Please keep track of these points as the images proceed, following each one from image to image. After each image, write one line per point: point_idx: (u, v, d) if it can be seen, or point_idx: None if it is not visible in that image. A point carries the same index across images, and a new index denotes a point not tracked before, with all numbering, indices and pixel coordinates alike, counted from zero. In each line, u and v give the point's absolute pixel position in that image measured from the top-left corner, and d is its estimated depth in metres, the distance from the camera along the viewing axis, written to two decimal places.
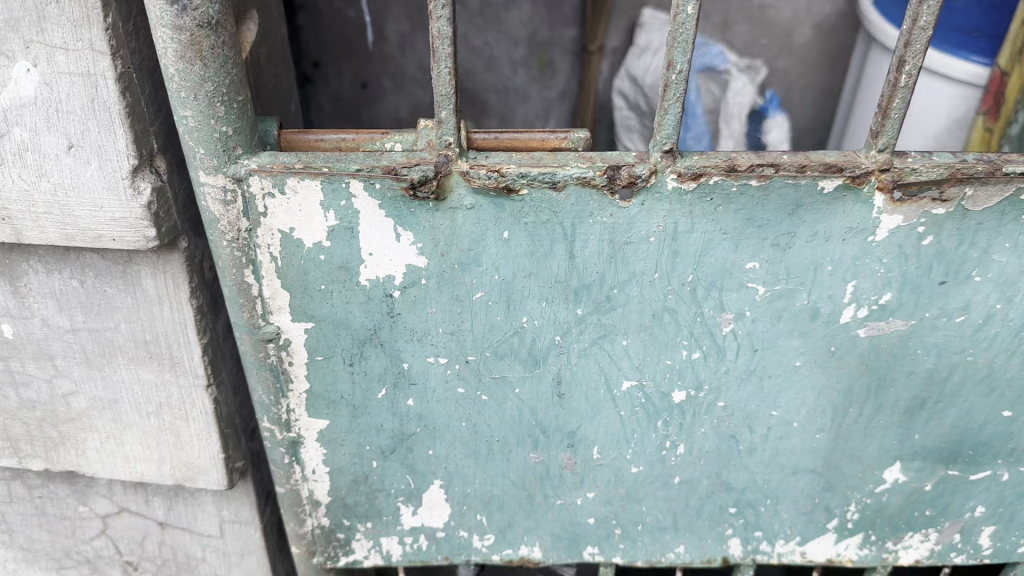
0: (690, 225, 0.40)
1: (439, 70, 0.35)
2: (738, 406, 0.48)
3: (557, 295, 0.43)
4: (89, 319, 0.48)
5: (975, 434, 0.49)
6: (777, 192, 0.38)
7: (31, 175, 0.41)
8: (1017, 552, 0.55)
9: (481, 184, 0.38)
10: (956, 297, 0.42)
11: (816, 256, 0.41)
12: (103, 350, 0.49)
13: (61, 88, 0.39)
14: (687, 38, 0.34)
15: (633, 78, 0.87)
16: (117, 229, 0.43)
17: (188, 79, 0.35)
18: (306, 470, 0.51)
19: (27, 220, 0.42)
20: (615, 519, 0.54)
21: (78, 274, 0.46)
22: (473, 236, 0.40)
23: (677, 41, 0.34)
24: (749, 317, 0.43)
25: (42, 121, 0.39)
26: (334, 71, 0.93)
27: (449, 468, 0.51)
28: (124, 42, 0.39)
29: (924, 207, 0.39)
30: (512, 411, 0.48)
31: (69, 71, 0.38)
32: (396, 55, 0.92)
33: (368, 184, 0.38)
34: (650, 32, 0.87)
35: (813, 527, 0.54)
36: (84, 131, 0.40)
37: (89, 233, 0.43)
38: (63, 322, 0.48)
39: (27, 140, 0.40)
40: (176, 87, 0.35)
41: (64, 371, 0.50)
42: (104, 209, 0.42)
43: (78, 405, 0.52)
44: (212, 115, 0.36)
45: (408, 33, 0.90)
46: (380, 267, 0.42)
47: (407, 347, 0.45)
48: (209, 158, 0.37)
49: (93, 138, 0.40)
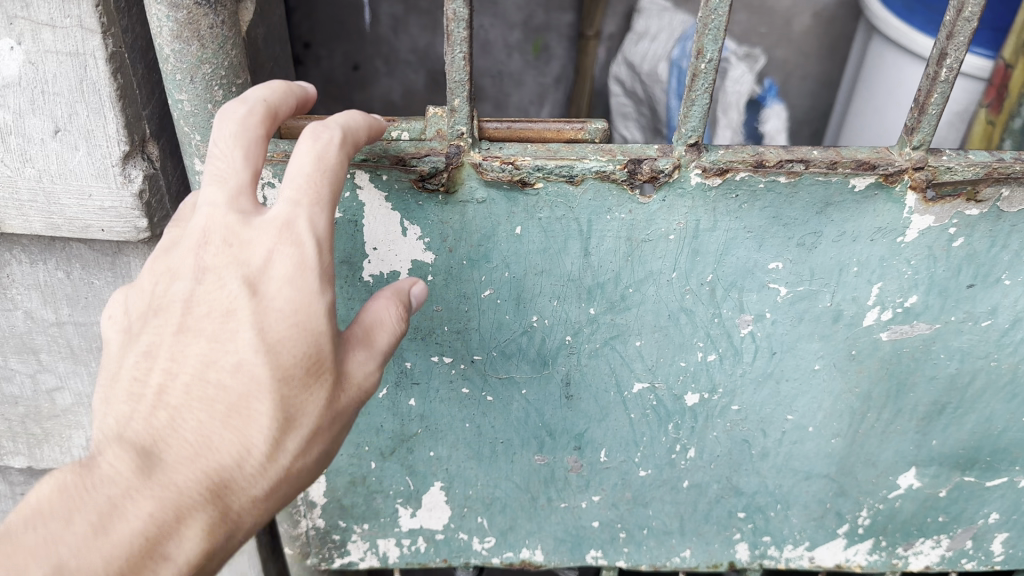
0: (712, 223, 0.38)
1: (452, 54, 0.33)
2: (753, 410, 0.46)
3: (569, 293, 0.41)
4: (75, 312, 0.47)
5: (993, 440, 0.47)
6: (805, 188, 0.36)
7: (13, 160, 0.39)
8: None
9: (494, 177, 0.36)
10: (984, 301, 0.41)
11: (842, 257, 0.39)
12: (90, 344, 0.48)
13: (47, 68, 0.36)
14: (718, 26, 0.32)
15: (630, 64, 0.85)
16: (106, 218, 0.41)
17: (184, 60, 0.32)
18: None
19: (9, 208, 0.40)
20: (620, 522, 0.52)
21: (64, 266, 0.45)
22: (484, 231, 0.38)
23: (707, 28, 0.32)
24: (769, 318, 0.42)
25: (26, 104, 0.37)
26: (326, 53, 0.89)
27: (450, 469, 0.49)
28: (115, 20, 0.36)
29: (956, 208, 0.37)
30: (518, 413, 0.46)
31: (56, 51, 0.36)
32: (390, 38, 0.90)
33: (375, 174, 0.36)
34: (649, 18, 0.84)
35: (823, 533, 0.53)
36: (72, 114, 0.37)
37: (76, 223, 0.41)
38: (48, 315, 0.47)
39: (10, 124, 0.37)
40: (171, 69, 0.33)
41: (50, 366, 0.49)
42: (93, 197, 0.40)
43: (63, 400, 0.51)
44: (210, 99, 0.34)
45: (401, 16, 0.89)
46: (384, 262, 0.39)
47: (411, 346, 0.43)
48: (205, 144, 0.35)
49: (82, 121, 0.38)
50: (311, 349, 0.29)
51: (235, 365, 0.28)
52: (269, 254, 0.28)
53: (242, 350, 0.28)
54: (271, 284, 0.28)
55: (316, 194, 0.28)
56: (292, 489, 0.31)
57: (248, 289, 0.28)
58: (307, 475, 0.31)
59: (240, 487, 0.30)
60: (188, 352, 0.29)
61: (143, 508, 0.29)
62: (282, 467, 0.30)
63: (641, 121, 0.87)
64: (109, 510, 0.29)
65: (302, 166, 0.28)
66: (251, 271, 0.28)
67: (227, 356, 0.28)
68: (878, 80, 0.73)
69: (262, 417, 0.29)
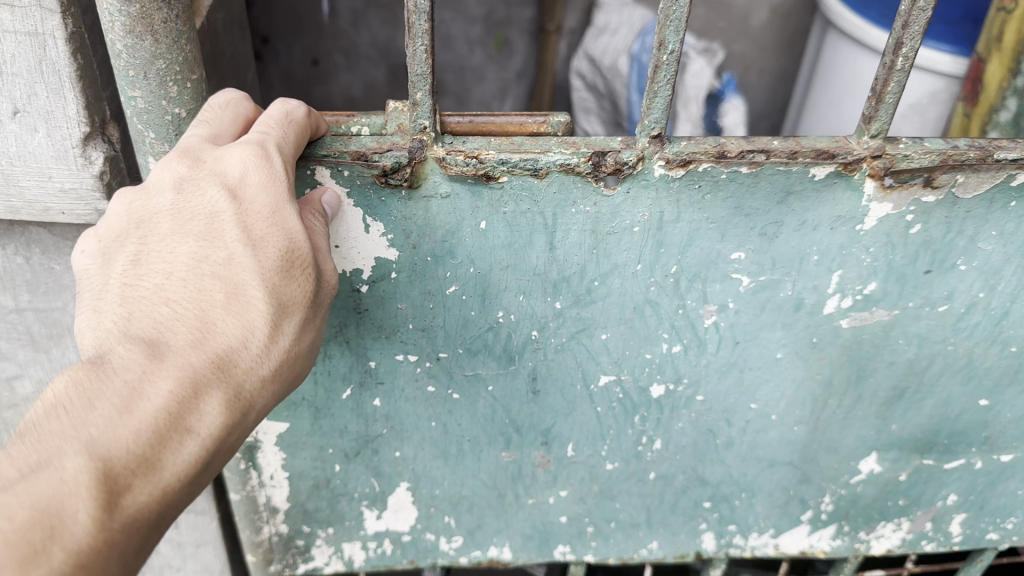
0: (676, 214, 0.38)
1: (414, 48, 0.33)
2: (717, 401, 0.46)
3: (535, 287, 0.41)
4: (35, 299, 0.44)
5: (950, 423, 0.48)
6: (768, 178, 0.37)
7: None
8: (985, 539, 0.55)
9: (458, 171, 0.36)
10: (940, 286, 0.42)
11: (802, 245, 0.39)
12: (50, 332, 0.46)
13: (4, 48, 0.34)
14: (681, 16, 0.32)
15: (591, 58, 0.85)
16: (66, 201, 0.39)
17: (136, 56, 0.31)
18: (264, 476, 0.48)
19: None
20: (588, 516, 0.52)
21: (22, 251, 0.42)
22: (449, 226, 0.38)
23: (669, 19, 0.32)
24: (732, 308, 0.42)
25: None
26: (284, 48, 0.89)
27: (417, 470, 0.49)
28: None
29: (914, 195, 0.38)
30: (484, 409, 0.46)
31: (15, 31, 0.34)
32: (350, 32, 0.90)
33: (337, 171, 0.36)
34: (608, 12, 0.85)
35: (787, 520, 0.53)
36: (30, 96, 0.36)
37: (35, 206, 0.39)
38: (6, 302, 0.44)
39: None
40: (122, 65, 0.32)
41: (7, 354, 0.46)
42: (53, 179, 0.39)
43: (22, 390, 0.48)
44: (163, 95, 0.33)
45: (361, 10, 0.88)
46: (347, 260, 0.39)
47: (375, 346, 0.42)
48: (160, 142, 0.34)
49: (40, 103, 0.36)
50: (292, 238, 0.31)
51: (228, 258, 0.31)
52: (246, 165, 0.31)
53: (230, 245, 0.31)
54: (250, 188, 0.31)
55: (282, 132, 0.32)
56: (288, 380, 0.33)
57: (229, 194, 0.31)
58: (300, 366, 0.33)
59: (246, 368, 0.31)
60: (178, 249, 0.31)
61: (162, 384, 0.29)
62: (283, 347, 0.32)
63: (601, 114, 0.87)
64: (132, 393, 0.29)
65: (268, 107, 0.32)
66: (230, 181, 0.31)
67: (217, 250, 0.31)
68: (834, 73, 0.74)
69: (258, 303, 0.31)
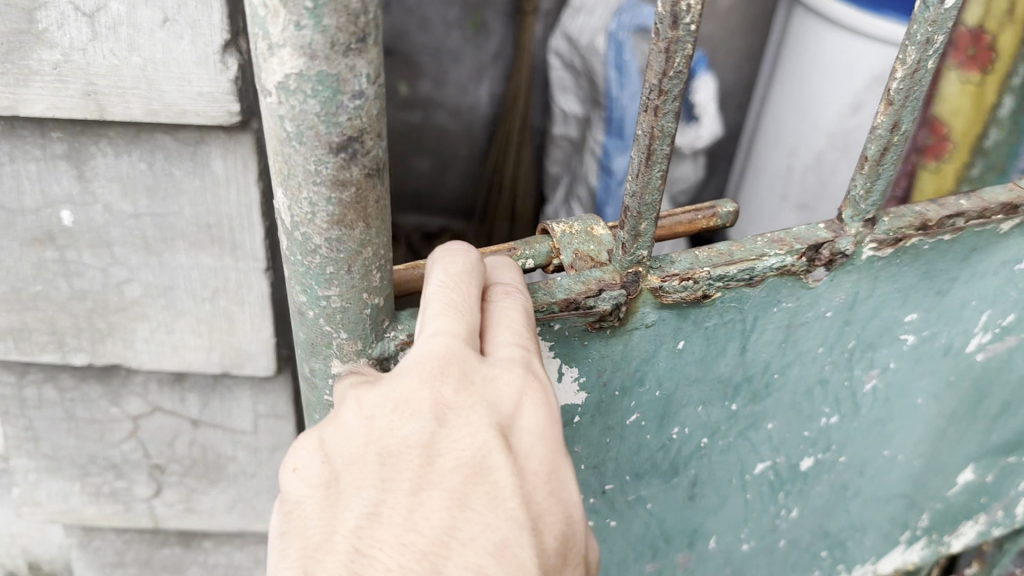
0: (858, 295, 0.58)
1: (647, 179, 0.48)
2: (842, 458, 0.68)
3: (716, 396, 0.60)
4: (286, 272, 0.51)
5: (998, 390, 0.69)
6: (903, 253, 0.56)
7: (293, 156, 0.44)
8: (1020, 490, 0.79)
9: (671, 297, 0.53)
10: (972, 319, 0.63)
11: (940, 311, 0.61)
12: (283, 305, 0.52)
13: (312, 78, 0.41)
14: (870, 137, 0.50)
15: None
16: (327, 196, 0.46)
17: (353, 230, 0.48)
18: None
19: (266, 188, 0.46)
20: (748, 541, 0.71)
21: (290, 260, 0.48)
22: (650, 348, 0.56)
23: (863, 136, 0.50)
24: (877, 373, 0.63)
25: (293, 111, 0.43)
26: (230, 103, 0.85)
27: (644, 521, 0.66)
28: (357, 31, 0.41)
29: (969, 231, 0.57)
30: (652, 519, 0.66)
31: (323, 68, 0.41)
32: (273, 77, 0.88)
33: (594, 301, 0.53)
34: None
35: (884, 535, 0.75)
36: (318, 121, 0.43)
37: (303, 196, 0.46)
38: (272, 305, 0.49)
39: (288, 122, 0.43)
40: (352, 231, 0.48)
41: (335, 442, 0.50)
42: (317, 176, 0.45)
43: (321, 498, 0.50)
44: (367, 246, 0.49)
45: None
46: (577, 388, 0.57)
47: (618, 439, 0.60)
48: (363, 303, 0.53)
49: (323, 121, 0.43)
50: (565, 511, 0.53)
51: (510, 498, 0.50)
52: (521, 406, 0.51)
53: (510, 495, 0.51)
54: (521, 430, 0.51)
55: (525, 348, 0.52)
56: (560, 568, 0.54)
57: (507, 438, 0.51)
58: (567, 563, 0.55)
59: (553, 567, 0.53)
60: (482, 507, 0.50)
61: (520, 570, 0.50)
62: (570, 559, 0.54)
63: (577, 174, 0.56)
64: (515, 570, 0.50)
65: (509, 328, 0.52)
66: (504, 425, 0.51)
67: (510, 503, 0.50)
68: None
69: (539, 534, 0.52)
